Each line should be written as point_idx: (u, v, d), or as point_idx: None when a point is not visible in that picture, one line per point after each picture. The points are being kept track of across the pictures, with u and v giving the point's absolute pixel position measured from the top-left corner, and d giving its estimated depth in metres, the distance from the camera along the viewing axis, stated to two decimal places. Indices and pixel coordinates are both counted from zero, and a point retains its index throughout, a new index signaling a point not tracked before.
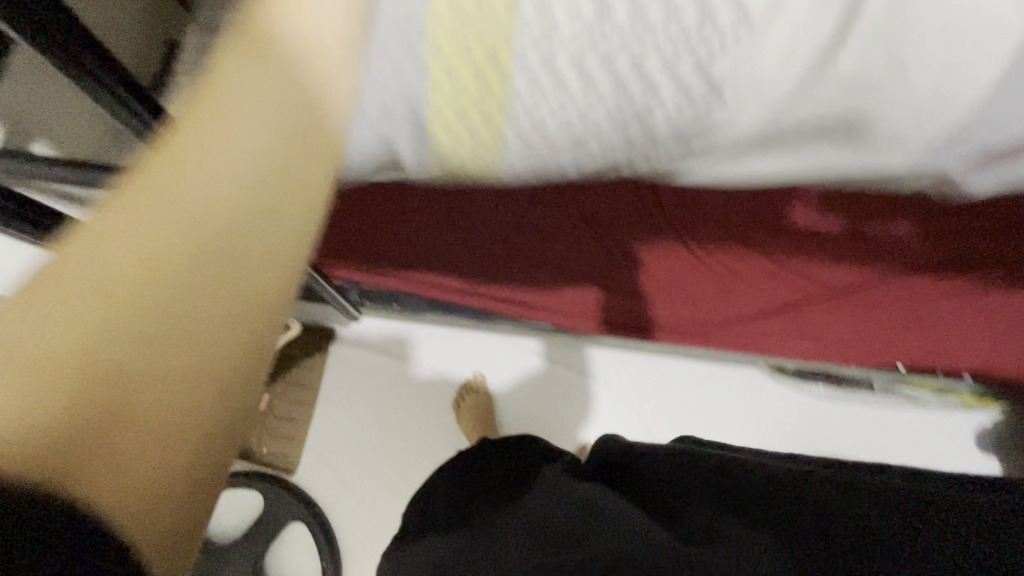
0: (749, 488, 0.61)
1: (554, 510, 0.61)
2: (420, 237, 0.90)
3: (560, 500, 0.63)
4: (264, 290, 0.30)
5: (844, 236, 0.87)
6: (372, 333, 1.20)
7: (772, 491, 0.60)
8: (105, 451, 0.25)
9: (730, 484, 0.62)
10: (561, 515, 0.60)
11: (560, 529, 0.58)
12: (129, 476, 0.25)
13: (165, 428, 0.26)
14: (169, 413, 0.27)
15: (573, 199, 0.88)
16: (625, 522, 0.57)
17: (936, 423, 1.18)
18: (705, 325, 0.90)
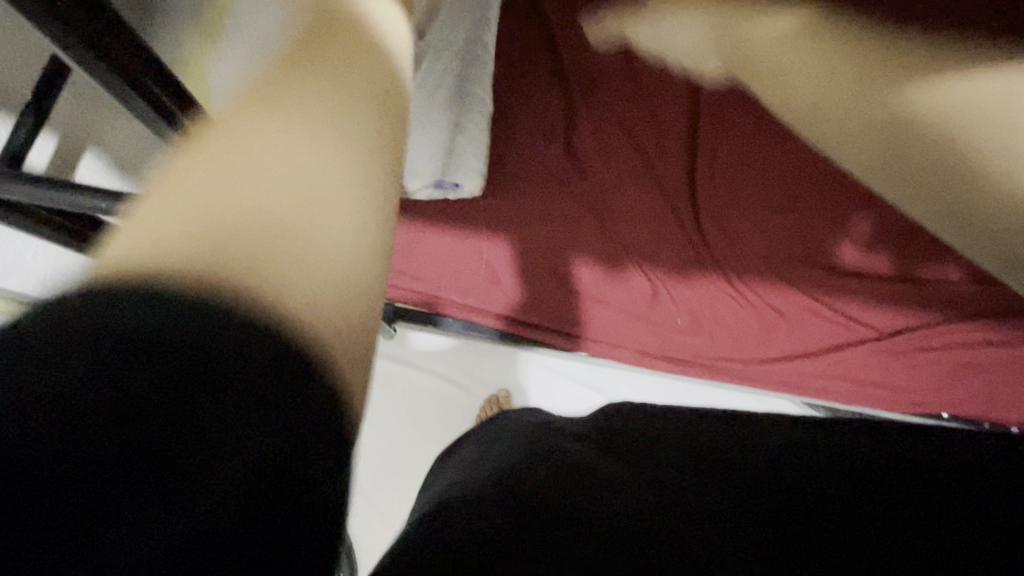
0: (846, 484, 0.38)
1: (531, 478, 0.39)
2: (459, 255, 0.87)
3: (524, 475, 0.40)
4: (319, 56, 0.32)
5: (890, 279, 0.85)
6: (399, 347, 1.17)
7: (869, 491, 0.38)
8: (220, 260, 0.25)
9: (805, 494, 0.37)
10: (520, 485, 0.38)
11: (535, 484, 0.39)
12: (292, 262, 0.26)
13: (304, 237, 0.27)
14: (335, 247, 0.28)
15: (616, 226, 0.86)
16: (621, 503, 0.36)
17: None
18: (745, 363, 0.88)
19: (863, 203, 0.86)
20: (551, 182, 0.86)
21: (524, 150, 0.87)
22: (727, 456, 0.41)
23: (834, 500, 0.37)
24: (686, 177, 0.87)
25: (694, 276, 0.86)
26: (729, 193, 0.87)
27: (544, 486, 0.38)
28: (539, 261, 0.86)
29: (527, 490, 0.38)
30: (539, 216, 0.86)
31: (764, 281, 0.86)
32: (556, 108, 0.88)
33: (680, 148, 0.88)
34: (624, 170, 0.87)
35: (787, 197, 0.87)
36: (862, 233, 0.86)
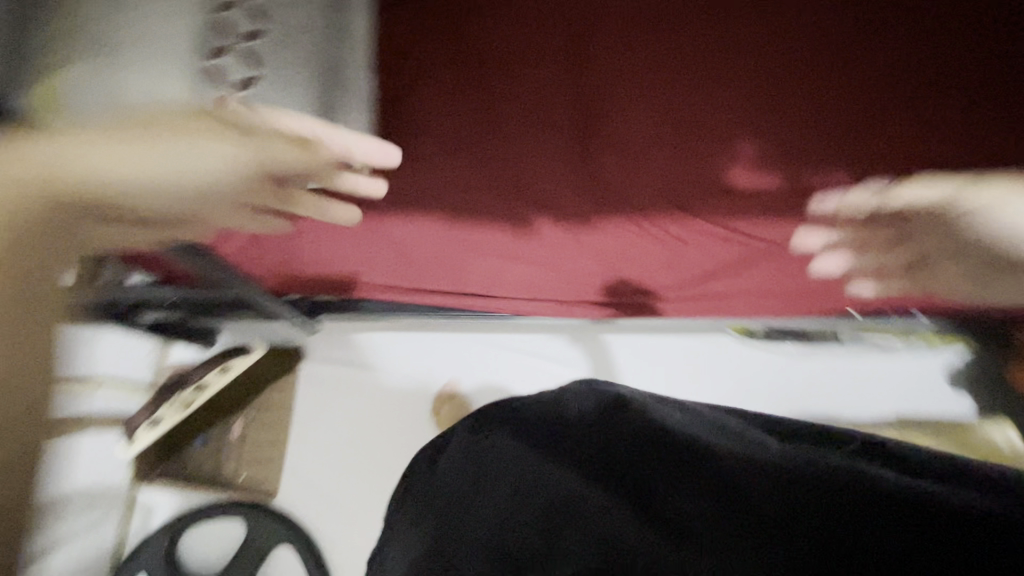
0: (756, 506, 0.62)
1: (550, 503, 0.67)
2: (367, 238, 0.84)
3: (570, 489, 0.68)
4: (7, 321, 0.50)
5: (786, 191, 0.85)
6: (342, 348, 1.19)
7: (768, 486, 0.63)
8: None
9: (723, 504, 0.63)
10: (578, 500, 0.66)
11: (552, 506, 0.67)
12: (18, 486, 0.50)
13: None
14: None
15: (520, 182, 0.84)
16: (594, 520, 0.64)
17: (903, 368, 1.20)
18: (657, 295, 0.91)
19: (745, 123, 0.88)
20: (450, 151, 0.84)
21: (406, 122, 0.86)
22: (689, 499, 0.64)
23: (741, 502, 0.63)
24: (574, 128, 0.88)
25: (598, 219, 0.85)
26: (617, 135, 0.87)
27: (569, 532, 0.64)
28: (447, 230, 0.83)
29: (529, 528, 0.67)
30: (442, 184, 0.83)
31: (668, 213, 0.85)
32: (445, 83, 0.89)
33: (573, 102, 0.89)
34: (522, 131, 0.87)
35: (673, 129, 0.88)
36: (750, 153, 0.87)
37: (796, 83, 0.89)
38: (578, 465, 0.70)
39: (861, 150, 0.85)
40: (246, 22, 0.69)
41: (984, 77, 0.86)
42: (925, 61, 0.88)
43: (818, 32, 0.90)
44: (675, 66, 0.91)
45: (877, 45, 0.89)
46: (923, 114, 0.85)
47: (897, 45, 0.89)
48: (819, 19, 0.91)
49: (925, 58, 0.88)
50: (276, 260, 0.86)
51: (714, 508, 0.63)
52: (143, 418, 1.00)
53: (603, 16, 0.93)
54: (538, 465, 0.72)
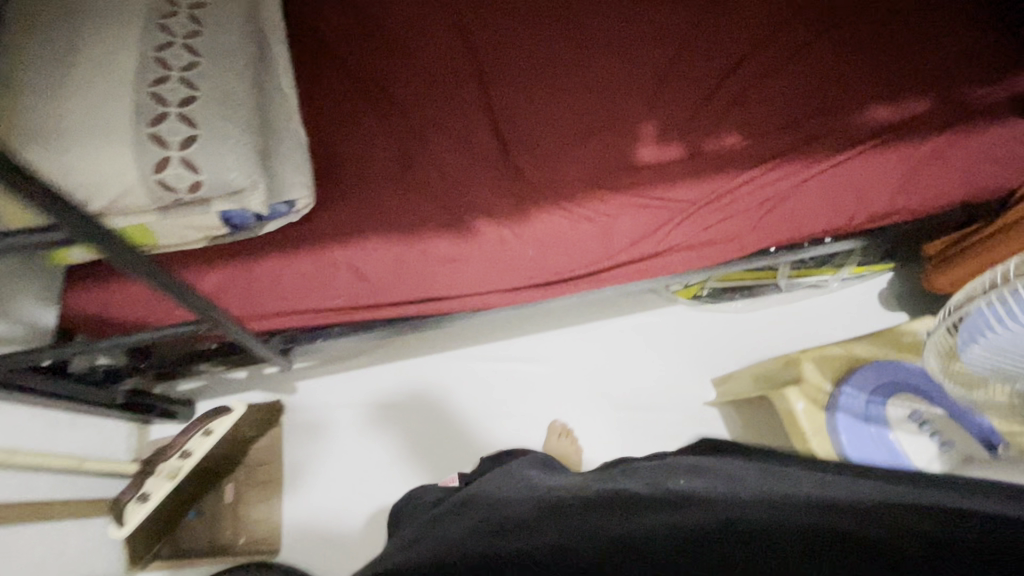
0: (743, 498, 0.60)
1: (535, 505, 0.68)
2: (321, 268, 0.89)
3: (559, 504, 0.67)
4: None
5: (688, 157, 0.98)
6: (324, 392, 1.23)
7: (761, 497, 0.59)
8: None
9: (709, 498, 0.61)
10: (564, 508, 0.65)
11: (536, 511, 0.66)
12: None
13: None
14: None
15: (451, 193, 0.94)
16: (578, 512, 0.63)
17: (837, 300, 1.32)
18: (603, 268, 0.99)
19: (641, 111, 1.03)
20: (384, 178, 0.94)
21: (348, 161, 0.95)
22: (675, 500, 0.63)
23: (728, 504, 0.60)
24: (496, 141, 0.99)
25: (533, 210, 0.93)
26: (536, 139, 1.00)
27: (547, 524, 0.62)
28: (395, 245, 0.90)
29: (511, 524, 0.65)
30: (381, 206, 0.92)
31: (590, 192, 0.95)
32: (370, 121, 0.99)
33: (486, 118, 1.01)
34: (446, 150, 0.97)
35: (582, 127, 1.01)
36: (652, 133, 1.00)
37: (670, 73, 1.05)
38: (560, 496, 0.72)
39: (733, 117, 1.01)
40: (180, 89, 0.76)
41: (810, 47, 1.07)
42: (768, 42, 1.07)
43: (681, 31, 1.08)
44: (568, 75, 1.05)
45: (727, 34, 1.08)
46: (775, 82, 1.04)
47: (741, 32, 1.08)
48: (678, 22, 1.09)
49: (763, 39, 1.07)
50: (238, 304, 0.90)
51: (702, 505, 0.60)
52: (133, 492, 0.98)
53: (504, 45, 1.07)
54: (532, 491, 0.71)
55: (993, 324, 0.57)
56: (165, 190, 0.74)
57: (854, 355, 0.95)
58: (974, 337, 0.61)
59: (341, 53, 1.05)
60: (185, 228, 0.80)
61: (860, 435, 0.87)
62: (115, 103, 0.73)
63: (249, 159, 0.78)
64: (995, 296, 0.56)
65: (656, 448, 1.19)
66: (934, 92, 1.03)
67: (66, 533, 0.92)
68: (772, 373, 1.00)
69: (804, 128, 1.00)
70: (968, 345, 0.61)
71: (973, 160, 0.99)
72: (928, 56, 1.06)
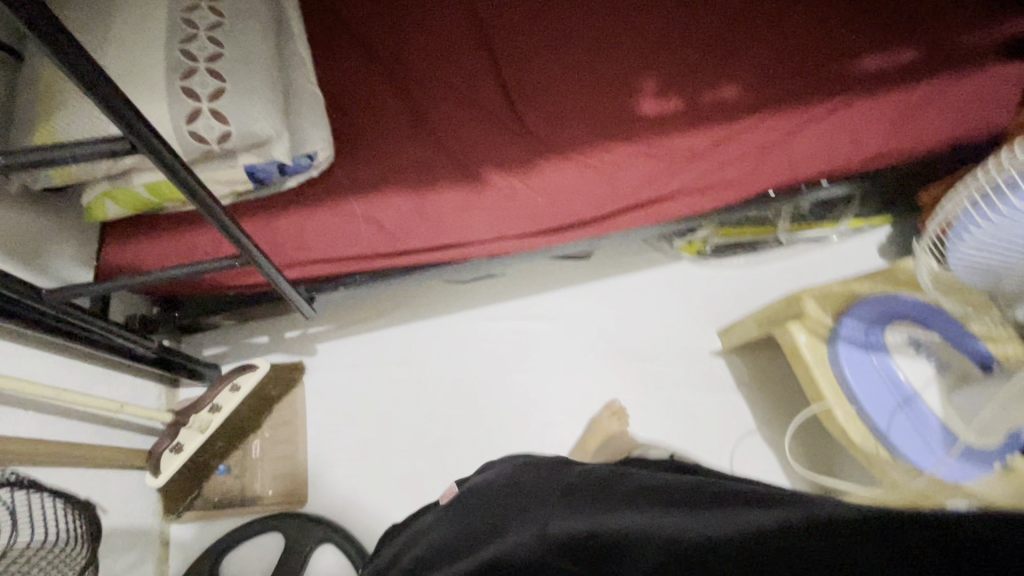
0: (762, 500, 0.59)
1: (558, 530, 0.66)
2: (340, 220, 0.94)
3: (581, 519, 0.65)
4: None
5: (687, 109, 1.02)
6: (342, 355, 1.27)
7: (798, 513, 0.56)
8: None
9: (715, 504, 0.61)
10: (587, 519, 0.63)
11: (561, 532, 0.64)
12: None
13: None
14: None
15: (462, 148, 0.99)
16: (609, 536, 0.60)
17: (837, 252, 1.36)
18: (610, 215, 1.03)
19: (641, 68, 1.07)
20: (398, 135, 0.99)
21: (362, 120, 1.00)
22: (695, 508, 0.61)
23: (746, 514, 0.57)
24: (502, 99, 1.04)
25: (540, 161, 0.98)
26: (540, 97, 1.04)
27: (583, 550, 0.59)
28: (410, 196, 0.95)
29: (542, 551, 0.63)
30: (396, 161, 0.97)
31: (595, 143, 0.99)
32: (383, 84, 1.04)
33: (492, 78, 1.05)
34: (456, 108, 1.02)
35: (584, 84, 1.05)
36: (652, 88, 1.05)
37: (667, 30, 1.10)
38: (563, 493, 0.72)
39: (730, 69, 1.06)
40: (208, 48, 0.81)
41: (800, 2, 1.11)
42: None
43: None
44: (568, 37, 1.10)
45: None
46: (768, 38, 1.08)
47: None
48: None
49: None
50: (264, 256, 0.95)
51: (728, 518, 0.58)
52: (168, 443, 1.03)
53: (506, 10, 1.11)
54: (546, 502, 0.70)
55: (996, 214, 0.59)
56: (196, 141, 0.79)
57: (853, 290, 0.98)
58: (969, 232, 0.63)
59: (352, 22, 1.10)
60: (215, 180, 0.85)
61: (860, 362, 0.90)
62: (147, 59, 0.78)
63: (273, 111, 0.82)
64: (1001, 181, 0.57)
65: (665, 397, 1.23)
66: (923, 39, 1.07)
67: (108, 480, 0.97)
68: (776, 311, 1.02)
69: (798, 77, 1.04)
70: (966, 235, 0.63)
71: (964, 101, 1.02)
72: (916, 7, 1.10)
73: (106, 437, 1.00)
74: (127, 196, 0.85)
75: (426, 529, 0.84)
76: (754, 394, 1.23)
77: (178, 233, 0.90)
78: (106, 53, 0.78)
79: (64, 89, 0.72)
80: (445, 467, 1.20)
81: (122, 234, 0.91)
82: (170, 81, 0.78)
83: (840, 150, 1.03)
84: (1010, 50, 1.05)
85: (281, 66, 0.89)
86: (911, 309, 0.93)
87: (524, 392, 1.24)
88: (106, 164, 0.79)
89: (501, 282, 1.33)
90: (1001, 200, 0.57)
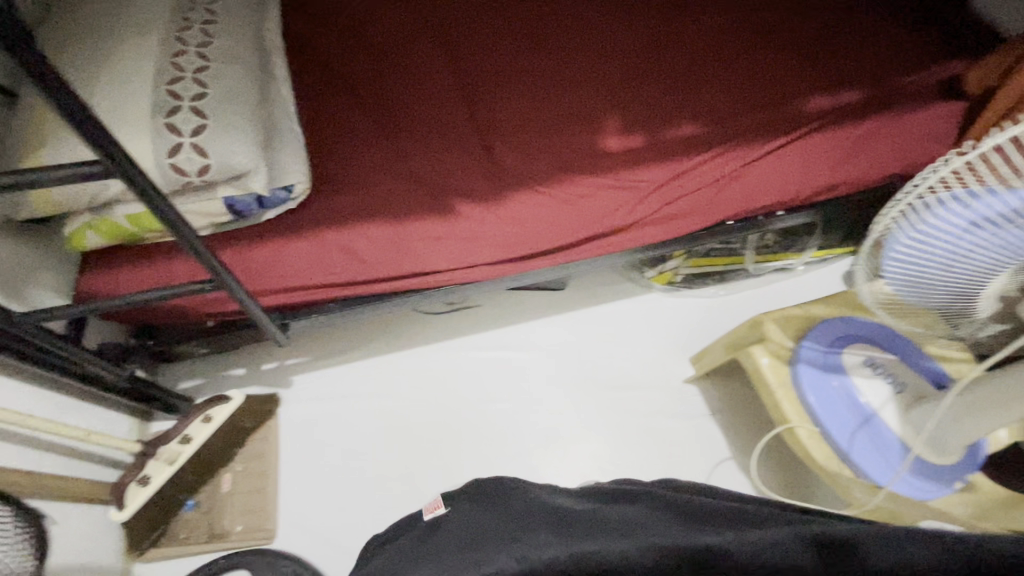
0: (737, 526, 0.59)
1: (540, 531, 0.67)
2: (315, 248, 0.97)
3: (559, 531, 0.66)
4: None
5: (649, 144, 1.09)
6: (319, 386, 1.27)
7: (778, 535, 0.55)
8: None
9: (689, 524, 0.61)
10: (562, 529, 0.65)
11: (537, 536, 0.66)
12: None
13: None
14: None
15: (435, 181, 1.04)
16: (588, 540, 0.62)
17: (804, 282, 1.41)
18: (578, 244, 1.07)
19: (606, 109, 1.14)
20: (374, 170, 1.03)
21: (340, 156, 1.05)
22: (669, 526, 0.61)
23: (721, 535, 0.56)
24: (475, 135, 1.10)
25: (509, 193, 1.03)
26: (511, 134, 1.10)
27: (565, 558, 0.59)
28: (383, 226, 0.98)
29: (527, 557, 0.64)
30: (371, 194, 1.01)
31: (562, 176, 1.04)
32: (362, 123, 1.09)
33: (465, 117, 1.12)
34: (430, 143, 1.08)
35: (552, 122, 1.12)
36: (616, 126, 1.11)
37: (629, 75, 1.18)
38: (533, 522, 0.70)
39: (688, 109, 1.13)
40: (194, 87, 0.86)
41: (751, 51, 1.21)
42: (714, 49, 1.21)
43: (637, 43, 1.23)
44: (538, 80, 1.18)
45: (677, 44, 1.23)
46: (722, 80, 1.17)
47: (690, 41, 1.23)
48: (633, 35, 1.24)
49: (709, 46, 1.22)
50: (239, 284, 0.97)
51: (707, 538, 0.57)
52: (135, 475, 1.01)
53: (480, 59, 1.20)
54: (514, 527, 0.69)
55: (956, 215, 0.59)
56: (177, 173, 0.83)
57: (811, 314, 1.01)
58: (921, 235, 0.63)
59: (335, 67, 1.17)
60: (195, 210, 0.89)
61: (821, 384, 0.93)
62: (136, 97, 0.83)
63: (252, 145, 0.87)
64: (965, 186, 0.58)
65: (640, 424, 1.24)
66: (864, 83, 1.16)
67: (69, 513, 0.95)
68: (740, 336, 1.06)
69: (752, 116, 1.12)
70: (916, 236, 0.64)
71: (906, 136, 1.09)
72: (857, 55, 1.20)
73: (72, 468, 0.99)
74: (109, 227, 0.88)
75: (394, 558, 0.81)
76: (728, 422, 1.24)
77: (157, 262, 0.93)
78: (95, 92, 0.83)
79: (53, 122, 0.77)
80: (419, 499, 1.17)
81: (103, 264, 0.93)
82: (155, 117, 0.83)
83: (796, 181, 1.09)
84: (944, 91, 1.14)
85: (263, 104, 0.95)
86: (865, 330, 0.97)
87: (501, 421, 1.25)
88: (89, 194, 0.82)
89: (479, 313, 1.37)
90: (923, 220, 0.62)
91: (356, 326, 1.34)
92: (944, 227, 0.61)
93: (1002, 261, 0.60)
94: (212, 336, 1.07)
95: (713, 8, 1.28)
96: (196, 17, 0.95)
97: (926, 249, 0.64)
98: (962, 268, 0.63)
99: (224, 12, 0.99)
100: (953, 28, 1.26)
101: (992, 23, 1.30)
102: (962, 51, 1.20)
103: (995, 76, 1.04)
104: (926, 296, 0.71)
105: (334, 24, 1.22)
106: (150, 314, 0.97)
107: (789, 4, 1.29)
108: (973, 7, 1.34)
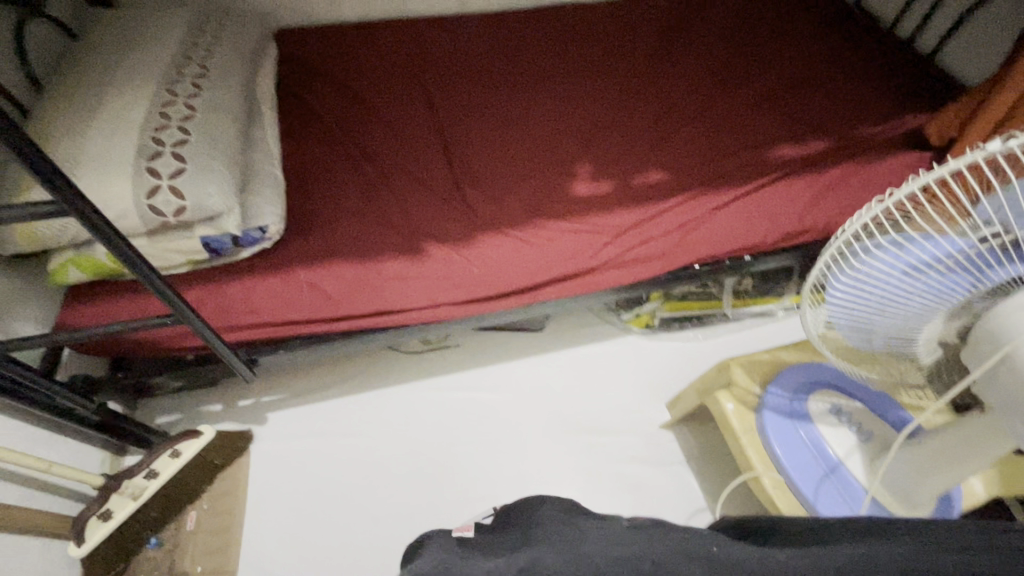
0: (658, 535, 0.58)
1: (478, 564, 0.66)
2: (286, 286, 1.00)
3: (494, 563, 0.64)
4: None
5: (616, 190, 1.12)
6: (292, 424, 1.27)
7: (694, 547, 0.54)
8: None
9: (613, 532, 0.60)
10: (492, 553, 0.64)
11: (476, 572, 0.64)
12: None
13: None
14: None
15: (406, 224, 1.07)
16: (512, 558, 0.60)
17: (785, 328, 1.40)
18: (544, 285, 1.08)
19: (577, 156, 1.18)
20: (349, 213, 1.08)
21: (317, 199, 1.10)
22: (593, 535, 0.60)
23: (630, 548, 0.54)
24: (448, 181, 1.14)
25: (477, 236, 1.06)
26: (483, 179, 1.14)
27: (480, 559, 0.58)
28: (353, 266, 1.02)
29: None
30: (345, 234, 1.05)
31: (529, 221, 1.08)
32: (341, 168, 1.15)
33: (442, 163, 1.17)
34: (406, 188, 1.12)
35: (524, 168, 1.17)
36: (586, 172, 1.15)
37: (601, 125, 1.23)
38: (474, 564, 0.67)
39: (656, 157, 1.17)
40: (178, 135, 0.92)
41: (719, 102, 1.26)
42: (685, 101, 1.27)
43: (611, 96, 1.29)
44: (513, 129, 1.23)
45: (649, 97, 1.28)
46: (691, 129, 1.21)
47: (661, 94, 1.29)
48: (607, 89, 1.30)
49: (678, 98, 1.27)
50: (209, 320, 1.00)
51: (625, 542, 0.56)
52: (97, 510, 1.01)
53: (460, 109, 1.27)
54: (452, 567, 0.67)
55: (898, 264, 0.59)
56: (155, 214, 0.88)
57: (779, 359, 1.00)
58: (866, 283, 0.63)
59: (322, 116, 1.24)
60: (172, 249, 0.93)
61: (787, 433, 0.90)
62: (123, 143, 0.89)
63: (227, 188, 0.92)
64: (903, 237, 0.59)
65: (614, 471, 1.21)
66: (831, 134, 1.19)
67: (28, 544, 0.95)
68: (708, 380, 1.05)
69: (719, 164, 1.15)
70: (863, 285, 0.64)
71: (871, 184, 1.11)
72: (823, 108, 1.24)
73: (35, 498, 0.99)
74: (89, 263, 0.92)
75: None
76: (705, 470, 1.21)
77: (134, 297, 0.97)
78: (86, 138, 0.90)
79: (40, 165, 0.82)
80: (383, 544, 1.14)
81: (82, 298, 0.97)
82: (138, 161, 0.89)
83: (765, 226, 1.10)
84: (908, 142, 1.16)
85: (244, 151, 1.00)
86: (830, 376, 0.95)
87: (472, 463, 1.23)
88: (71, 232, 0.87)
89: (458, 352, 1.38)
90: (866, 269, 0.62)
91: (334, 364, 1.35)
92: (887, 276, 0.61)
93: (943, 304, 0.60)
94: (185, 371, 1.10)
95: (683, 64, 1.35)
96: (189, 71, 1.03)
97: (874, 297, 0.64)
98: (896, 311, 0.63)
99: (217, 67, 1.07)
100: (921, 83, 1.30)
101: (958, 79, 1.35)
102: (926, 105, 1.24)
103: (952, 126, 1.07)
104: (875, 343, 0.70)
105: (326, 79, 1.31)
106: (124, 346, 1.00)
107: (759, 60, 1.35)
108: (939, 64, 1.39)
